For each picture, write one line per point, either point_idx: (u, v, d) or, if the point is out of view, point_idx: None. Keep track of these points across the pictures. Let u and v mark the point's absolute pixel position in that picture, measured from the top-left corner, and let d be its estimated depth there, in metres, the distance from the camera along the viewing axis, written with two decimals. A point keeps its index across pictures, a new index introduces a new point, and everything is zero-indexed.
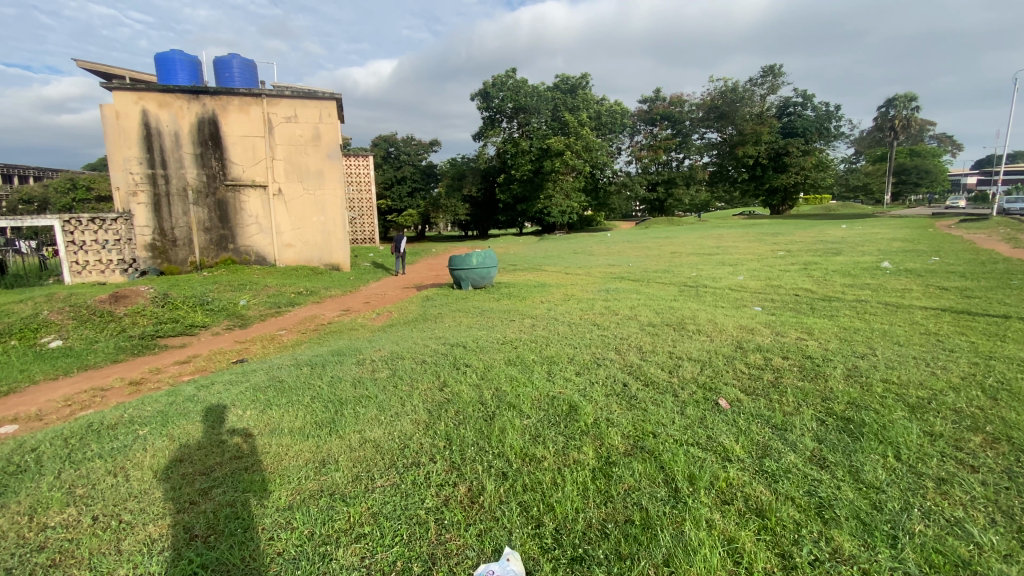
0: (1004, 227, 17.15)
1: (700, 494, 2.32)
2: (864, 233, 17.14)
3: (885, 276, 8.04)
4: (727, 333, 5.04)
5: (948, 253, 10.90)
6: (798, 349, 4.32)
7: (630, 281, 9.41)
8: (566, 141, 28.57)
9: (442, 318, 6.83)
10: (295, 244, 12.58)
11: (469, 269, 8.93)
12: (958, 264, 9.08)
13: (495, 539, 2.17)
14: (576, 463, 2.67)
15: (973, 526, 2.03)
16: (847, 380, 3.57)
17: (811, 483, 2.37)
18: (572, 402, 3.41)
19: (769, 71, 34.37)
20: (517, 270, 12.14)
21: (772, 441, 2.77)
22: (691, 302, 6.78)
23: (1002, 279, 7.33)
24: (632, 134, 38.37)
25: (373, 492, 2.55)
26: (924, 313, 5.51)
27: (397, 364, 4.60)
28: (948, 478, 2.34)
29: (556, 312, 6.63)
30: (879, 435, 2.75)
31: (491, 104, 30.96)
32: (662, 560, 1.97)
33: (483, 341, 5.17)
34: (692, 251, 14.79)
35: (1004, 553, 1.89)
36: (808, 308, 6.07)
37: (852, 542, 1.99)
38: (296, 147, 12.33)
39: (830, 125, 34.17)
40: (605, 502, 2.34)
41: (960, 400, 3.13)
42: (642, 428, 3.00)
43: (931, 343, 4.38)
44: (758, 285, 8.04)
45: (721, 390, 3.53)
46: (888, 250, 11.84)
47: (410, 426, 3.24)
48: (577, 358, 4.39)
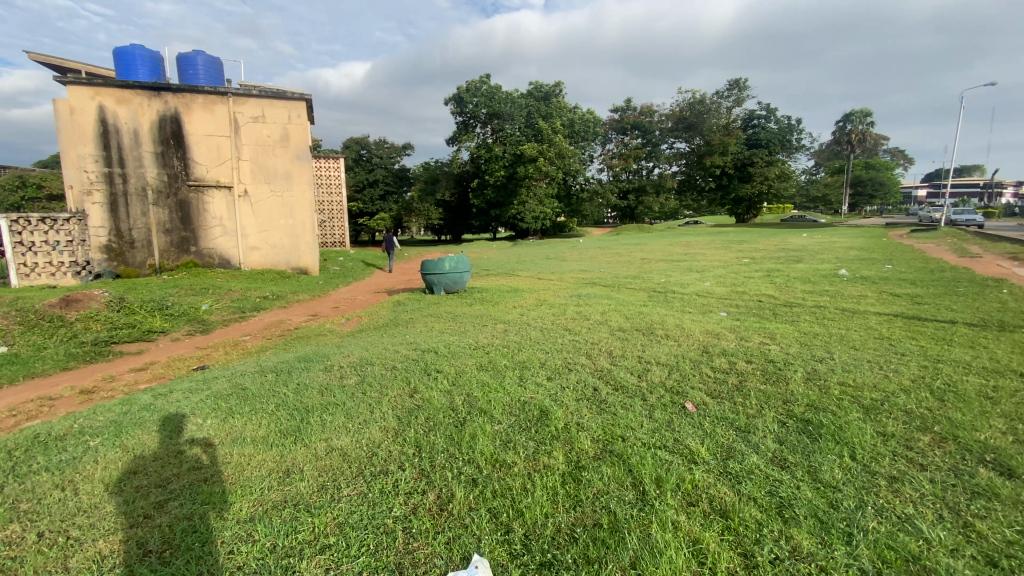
0: (951, 238, 18.15)
1: (667, 496, 2.36)
2: (822, 242, 17.91)
3: (843, 283, 8.40)
4: (695, 337, 5.16)
5: (901, 261, 11.45)
6: (761, 353, 4.46)
7: (602, 286, 9.52)
8: (540, 148, 28.81)
9: (413, 323, 6.75)
10: (262, 246, 12.23)
11: (442, 273, 8.86)
12: (909, 272, 9.55)
13: (464, 546, 2.14)
14: (546, 467, 2.68)
15: (922, 522, 2.12)
16: (807, 382, 3.70)
17: (772, 484, 2.44)
18: (543, 406, 3.42)
19: (735, 84, 35.48)
20: (489, 276, 12.13)
21: (736, 443, 2.84)
22: (659, 308, 6.90)
23: (949, 287, 7.73)
24: (604, 143, 39.35)
25: (338, 502, 2.49)
26: (878, 318, 5.77)
27: (366, 369, 4.53)
28: (899, 476, 2.45)
29: (529, 317, 6.64)
30: (836, 436, 2.86)
31: (464, 109, 30.97)
32: (629, 563, 1.98)
33: (455, 346, 5.15)
34: (661, 258, 15.10)
35: (951, 547, 1.98)
36: (770, 314, 6.28)
37: (810, 540, 2.05)
38: (263, 148, 12.04)
39: (792, 138, 35.57)
40: (575, 506, 2.35)
41: (910, 401, 3.29)
42: (611, 431, 3.03)
43: (884, 347, 4.59)
44: (724, 290, 8.27)
45: (688, 393, 3.60)
46: (845, 258, 12.35)
47: (379, 433, 3.18)
48: (549, 363, 4.41)
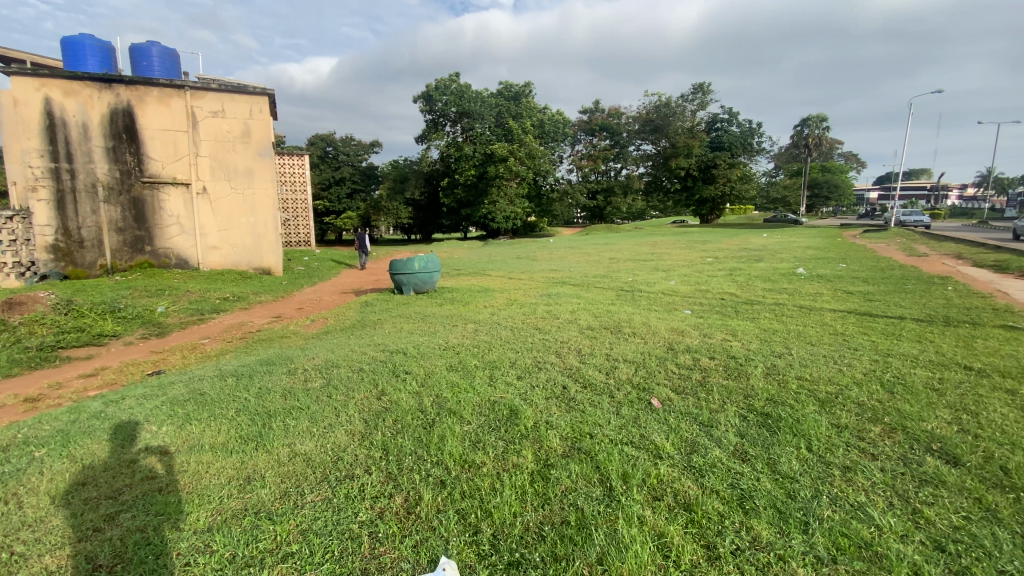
0: (901, 238, 19.11)
1: (633, 491, 2.40)
2: (781, 242, 18.62)
3: (800, 281, 8.74)
4: (661, 335, 5.28)
5: (854, 260, 12.00)
6: (723, 350, 4.59)
7: (571, 286, 9.60)
8: (510, 148, 28.85)
9: (381, 324, 6.63)
10: (222, 246, 11.80)
11: (411, 273, 8.75)
12: (861, 270, 10.01)
13: (431, 549, 2.11)
14: (515, 467, 2.67)
15: (874, 509, 2.22)
16: (766, 377, 3.84)
17: (734, 476, 2.51)
18: (512, 406, 3.42)
19: (699, 88, 36.43)
20: (459, 275, 12.06)
21: (699, 437, 2.91)
22: (627, 306, 7.01)
23: (898, 284, 8.15)
24: (574, 143, 39.73)
25: (302, 509, 2.42)
26: (833, 315, 6.03)
27: (332, 372, 4.42)
28: (852, 466, 2.57)
29: (500, 316, 6.64)
30: (794, 428, 2.97)
31: (434, 107, 30.70)
32: (596, 559, 2.00)
33: (424, 347, 5.09)
34: (629, 257, 15.36)
35: (900, 533, 2.07)
36: (732, 311, 6.47)
37: (770, 530, 2.12)
38: (223, 144, 11.62)
39: (753, 141, 36.82)
40: (543, 504, 2.35)
41: (863, 394, 3.45)
42: (580, 429, 3.06)
43: (839, 343, 4.80)
44: (688, 289, 8.48)
45: (654, 389, 3.68)
46: (802, 258, 12.86)
47: (345, 437, 3.11)
48: (519, 362, 4.41)
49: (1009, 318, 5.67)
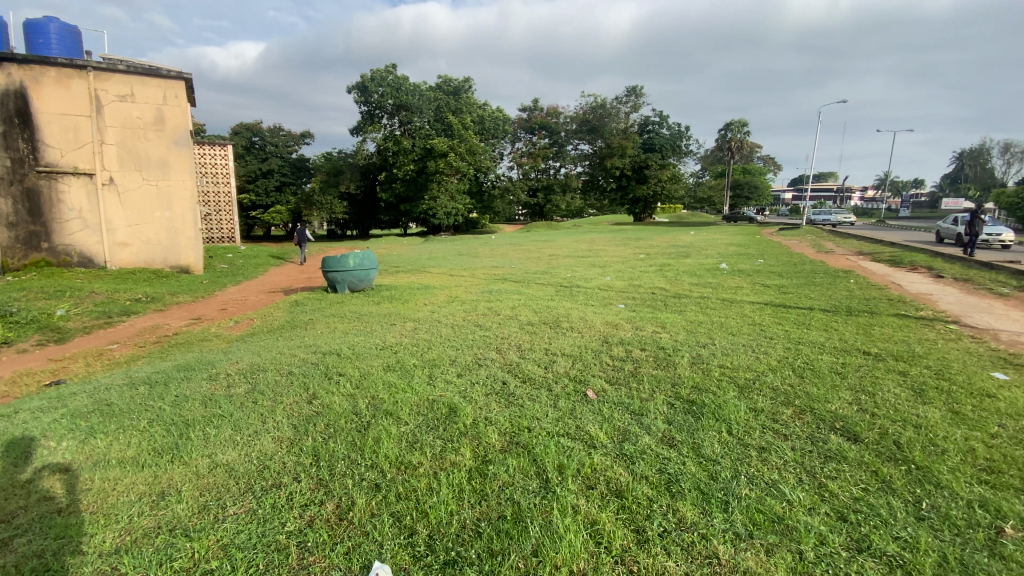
0: (810, 236, 20.73)
1: (568, 482, 2.45)
2: (706, 239, 19.81)
3: (723, 276, 9.33)
4: (596, 328, 5.44)
5: (771, 255, 12.98)
6: (653, 341, 4.81)
7: (512, 282, 9.66)
8: (449, 143, 28.57)
9: (313, 324, 6.35)
10: (133, 242, 10.80)
11: (346, 270, 8.45)
12: (776, 265, 10.82)
13: (364, 554, 2.05)
14: (452, 465, 2.65)
15: (786, 486, 2.40)
16: (692, 366, 4.06)
17: (662, 461, 2.63)
18: (452, 404, 3.39)
19: (632, 92, 37.91)
20: (398, 273, 11.78)
21: (630, 426, 3.03)
22: (565, 302, 7.17)
23: (808, 278, 8.91)
24: (513, 141, 39.99)
25: (223, 522, 2.27)
26: (751, 307, 6.49)
27: (258, 376, 4.18)
28: (767, 446, 2.77)
29: (440, 314, 6.58)
30: (716, 413, 3.16)
31: (369, 99, 29.70)
32: (532, 551, 2.03)
33: (360, 347, 4.93)
34: (568, 254, 15.73)
35: (808, 506, 2.26)
36: (662, 304, 6.80)
37: (694, 511, 2.24)
38: (133, 131, 10.65)
39: (681, 144, 38.86)
40: (480, 501, 2.35)
41: (777, 379, 3.73)
42: (518, 423, 3.09)
43: (757, 332, 5.16)
44: (622, 284, 8.80)
45: (589, 381, 3.79)
46: (725, 254, 13.70)
47: (272, 444, 2.95)
48: (459, 360, 4.39)
49: (900, 307, 6.34)
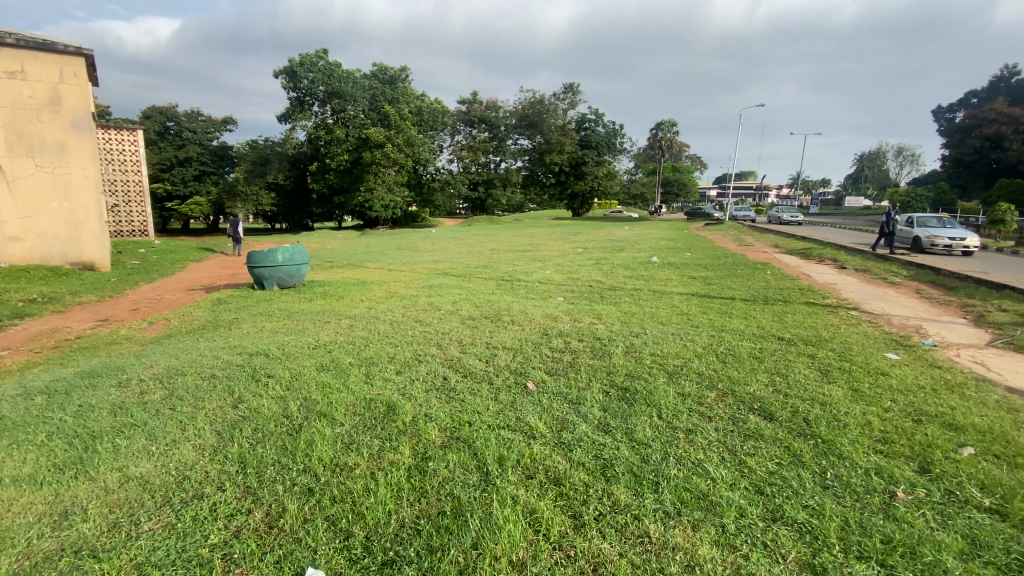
0: (733, 231, 22.17)
1: (508, 473, 2.48)
2: (639, 234, 20.69)
3: (654, 269, 9.78)
4: (536, 321, 5.53)
5: (697, 249, 13.76)
6: (590, 332, 4.95)
7: (452, 276, 9.56)
8: (387, 134, 27.82)
9: (238, 324, 5.97)
10: (26, 237, 9.65)
11: (274, 266, 8.01)
12: (702, 258, 11.48)
13: (297, 561, 1.97)
14: (391, 464, 2.60)
15: (710, 465, 2.56)
16: (626, 355, 4.23)
17: (598, 448, 2.73)
18: (390, 402, 3.33)
19: (569, 89, 38.59)
20: (333, 268, 11.33)
21: (568, 415, 3.11)
22: (506, 296, 7.21)
23: (730, 270, 9.53)
24: (453, 134, 39.49)
25: (138, 540, 2.10)
26: (679, 298, 6.84)
27: (177, 381, 3.88)
28: (693, 428, 2.95)
29: (378, 310, 6.40)
30: (647, 399, 3.32)
31: (299, 84, 28.23)
32: (471, 544, 2.03)
33: (291, 347, 4.70)
34: (508, 248, 15.82)
35: (730, 482, 2.43)
36: (599, 297, 7.01)
37: (627, 493, 2.34)
38: (23, 112, 9.52)
39: (616, 141, 40.20)
40: (419, 498, 2.32)
41: (702, 365, 3.97)
42: (458, 418, 3.08)
43: (684, 321, 5.46)
44: (561, 277, 8.98)
45: (529, 373, 3.85)
46: (657, 248, 14.33)
47: (193, 453, 2.76)
48: (398, 357, 4.30)
49: (809, 296, 6.92)
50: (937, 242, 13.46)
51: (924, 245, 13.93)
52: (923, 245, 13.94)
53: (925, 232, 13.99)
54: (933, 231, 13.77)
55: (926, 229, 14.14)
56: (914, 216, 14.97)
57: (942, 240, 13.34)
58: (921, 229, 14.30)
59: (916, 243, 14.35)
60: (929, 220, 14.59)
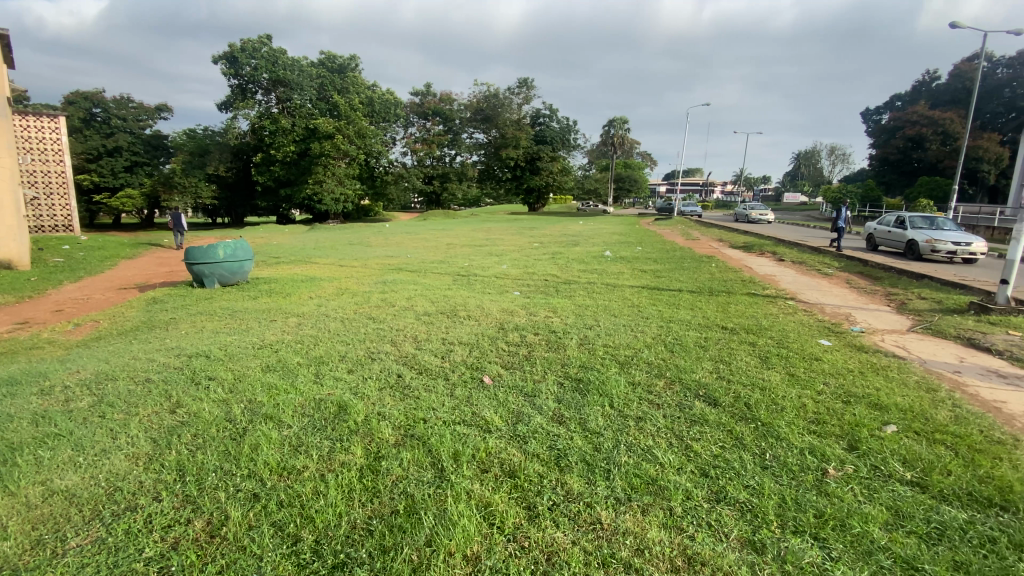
0: (681, 225, 23.01)
1: (463, 469, 2.47)
2: (592, 228, 21.06)
3: (607, 263, 9.97)
4: (493, 316, 5.52)
5: (649, 243, 14.15)
6: (545, 326, 5.00)
7: (407, 272, 9.39)
8: (336, 125, 27.13)
9: (176, 324, 5.63)
10: None
11: (215, 262, 7.60)
12: (653, 252, 11.80)
13: (242, 570, 1.89)
14: (342, 465, 2.53)
15: (658, 450, 2.65)
16: (580, 347, 4.30)
17: (552, 439, 2.77)
18: (341, 401, 3.24)
19: (523, 84, 38.73)
20: (280, 264, 10.87)
21: (523, 407, 3.14)
22: (462, 291, 7.16)
23: (679, 263, 9.87)
24: (406, 126, 38.46)
25: (63, 558, 1.94)
26: (631, 290, 7.02)
27: (107, 387, 3.61)
28: (643, 416, 3.04)
29: (328, 307, 6.20)
30: (600, 389, 3.40)
31: (240, 71, 26.77)
32: (425, 542, 2.01)
33: (235, 347, 4.47)
34: (464, 243, 15.72)
35: (677, 467, 2.52)
36: (554, 291, 7.08)
37: (580, 482, 2.39)
38: None
39: (570, 137, 40.74)
40: (371, 499, 2.27)
41: (652, 354, 4.09)
42: (413, 416, 3.04)
43: (635, 313, 5.62)
44: (517, 272, 9.00)
45: (485, 367, 3.85)
46: (610, 242, 14.63)
47: (125, 462, 2.58)
48: (349, 355, 4.18)
49: (750, 287, 7.27)
50: (937, 246, 11.05)
51: (921, 250, 11.50)
52: (921, 249, 11.45)
53: (923, 234, 11.52)
54: (933, 233, 11.30)
55: (922, 231, 11.70)
56: (904, 215, 12.58)
57: (946, 243, 10.90)
58: (916, 231, 11.88)
59: (911, 248, 11.88)
60: (922, 220, 12.18)
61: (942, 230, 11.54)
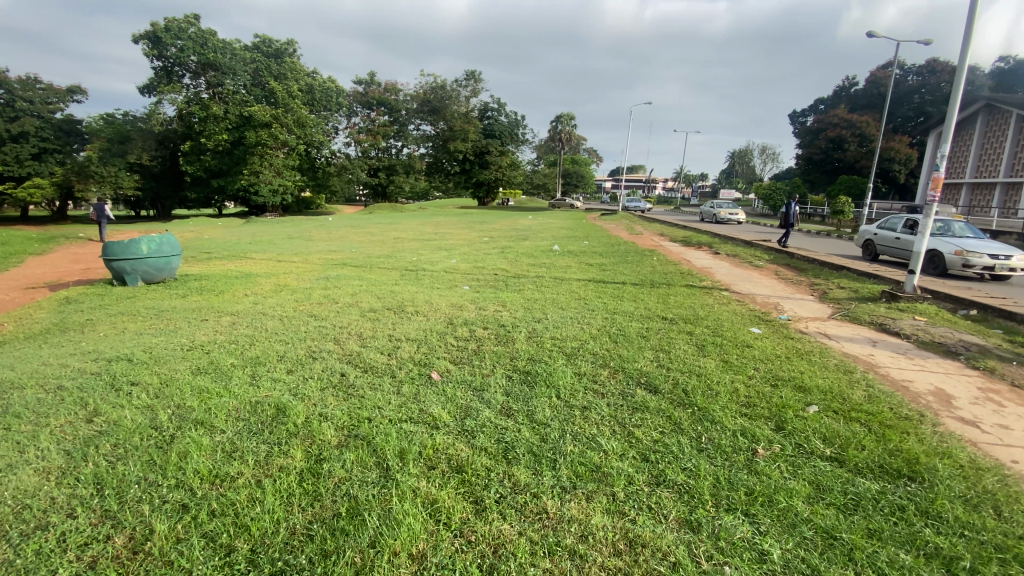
0: (626, 219, 23.74)
1: (409, 467, 2.44)
2: (540, 223, 21.27)
3: (555, 257, 10.11)
4: (441, 311, 5.47)
5: (595, 238, 14.47)
6: (494, 320, 5.01)
7: (351, 268, 9.10)
8: (273, 112, 25.73)
9: (93, 326, 5.19)
10: None
11: (138, 259, 7.06)
12: (599, 246, 12.06)
13: None
14: (281, 470, 2.43)
15: (603, 438, 2.73)
16: (529, 340, 4.34)
17: (500, 432, 2.78)
18: (280, 403, 3.10)
19: (470, 76, 38.36)
20: (212, 260, 10.23)
21: (471, 402, 3.13)
22: (410, 286, 7.04)
23: (624, 257, 10.16)
24: (349, 116, 37.22)
25: None
26: (578, 284, 7.15)
27: (10, 396, 3.27)
28: (588, 405, 3.11)
29: (265, 305, 5.91)
30: (547, 381, 3.45)
31: (165, 52, 24.87)
32: (368, 543, 1.97)
33: (161, 350, 4.18)
34: (412, 237, 15.47)
35: (620, 453, 2.60)
36: (503, 285, 7.10)
37: (527, 473, 2.42)
38: None
39: (518, 131, 40.88)
40: (312, 503, 2.20)
41: (597, 345, 4.20)
42: (357, 415, 2.95)
43: (581, 306, 5.74)
44: (466, 266, 8.95)
45: (433, 363, 3.80)
46: (558, 237, 14.85)
47: (33, 478, 2.35)
48: (288, 355, 4.01)
49: (688, 278, 7.60)
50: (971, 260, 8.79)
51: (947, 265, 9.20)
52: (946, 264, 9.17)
53: (947, 244, 9.24)
54: (962, 244, 9.03)
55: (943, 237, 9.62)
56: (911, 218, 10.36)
57: (981, 257, 8.64)
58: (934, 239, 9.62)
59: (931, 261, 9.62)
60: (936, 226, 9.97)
61: (967, 238, 9.45)
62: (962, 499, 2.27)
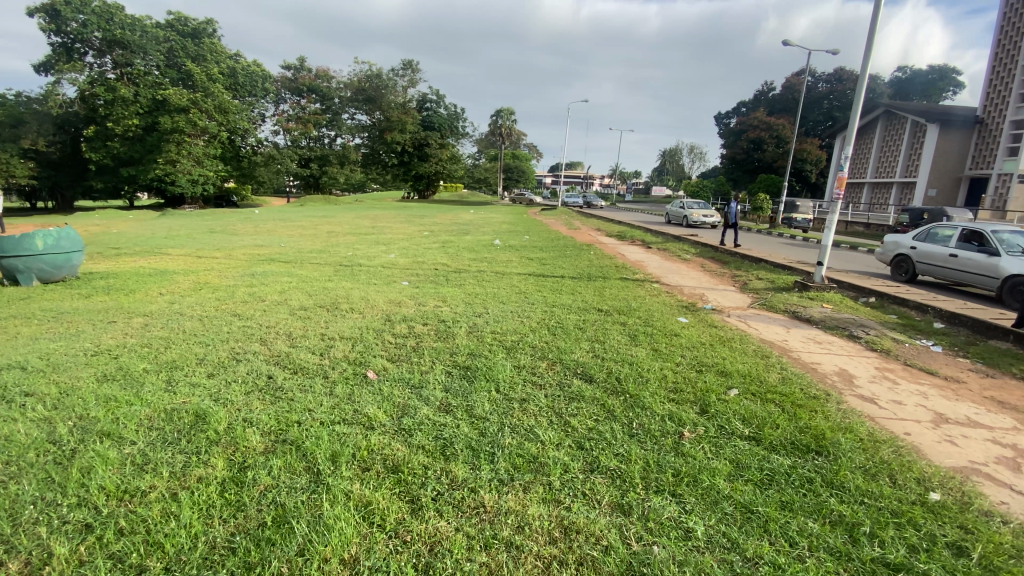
0: (566, 214, 24.24)
1: (342, 469, 2.37)
2: (481, 217, 21.24)
3: (496, 251, 10.12)
4: (378, 307, 5.32)
5: (536, 232, 14.63)
6: (434, 315, 4.95)
7: (280, 263, 8.65)
8: (191, 96, 23.82)
9: None
10: None
11: (32, 255, 6.34)
12: (540, 241, 12.20)
13: None
14: (200, 480, 2.28)
15: (539, 429, 2.78)
16: (469, 335, 4.33)
17: (438, 428, 2.76)
18: (199, 410, 2.90)
19: (408, 66, 37.47)
20: (120, 257, 9.36)
21: (409, 400, 3.08)
22: (345, 282, 6.80)
23: (563, 251, 10.34)
24: (278, 103, 35.16)
25: None
26: (519, 278, 7.19)
27: None
28: (526, 398, 3.15)
29: (183, 305, 5.48)
30: (487, 375, 3.46)
31: (61, 25, 22.34)
32: (296, 552, 1.89)
33: (61, 356, 3.78)
34: (348, 231, 14.95)
35: (557, 443, 2.66)
36: (443, 280, 7.02)
37: (464, 468, 2.42)
38: None
39: (458, 124, 40.45)
40: (235, 513, 2.08)
41: (536, 338, 4.26)
42: (286, 419, 2.83)
43: (522, 300, 5.79)
44: (405, 261, 8.76)
45: (369, 362, 3.70)
46: (499, 231, 14.88)
47: None
48: (209, 358, 3.75)
49: (624, 272, 7.86)
50: None
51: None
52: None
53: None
54: None
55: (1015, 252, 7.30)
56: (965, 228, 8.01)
57: None
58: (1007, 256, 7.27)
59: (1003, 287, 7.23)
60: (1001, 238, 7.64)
61: None
62: (862, 469, 2.52)
